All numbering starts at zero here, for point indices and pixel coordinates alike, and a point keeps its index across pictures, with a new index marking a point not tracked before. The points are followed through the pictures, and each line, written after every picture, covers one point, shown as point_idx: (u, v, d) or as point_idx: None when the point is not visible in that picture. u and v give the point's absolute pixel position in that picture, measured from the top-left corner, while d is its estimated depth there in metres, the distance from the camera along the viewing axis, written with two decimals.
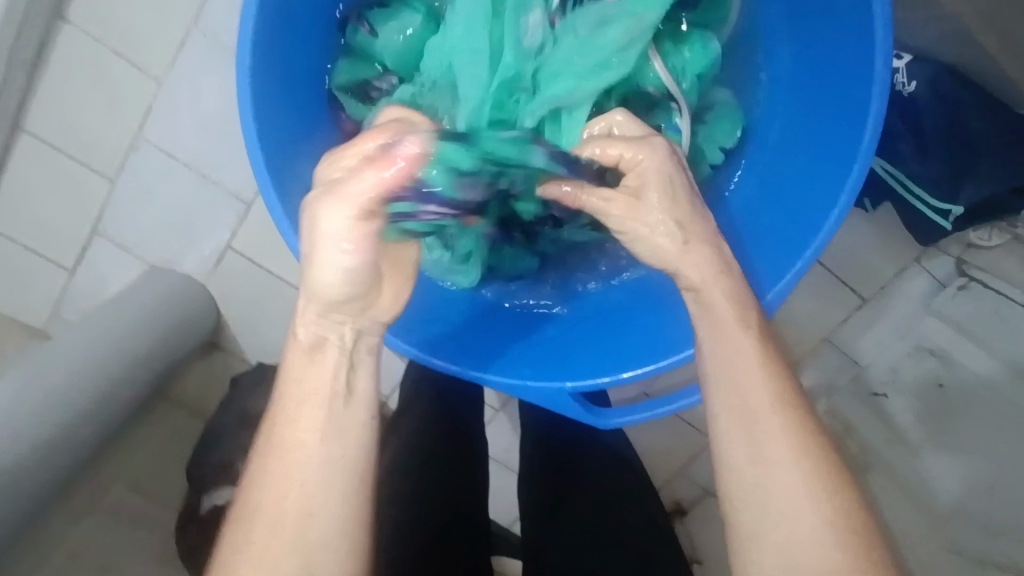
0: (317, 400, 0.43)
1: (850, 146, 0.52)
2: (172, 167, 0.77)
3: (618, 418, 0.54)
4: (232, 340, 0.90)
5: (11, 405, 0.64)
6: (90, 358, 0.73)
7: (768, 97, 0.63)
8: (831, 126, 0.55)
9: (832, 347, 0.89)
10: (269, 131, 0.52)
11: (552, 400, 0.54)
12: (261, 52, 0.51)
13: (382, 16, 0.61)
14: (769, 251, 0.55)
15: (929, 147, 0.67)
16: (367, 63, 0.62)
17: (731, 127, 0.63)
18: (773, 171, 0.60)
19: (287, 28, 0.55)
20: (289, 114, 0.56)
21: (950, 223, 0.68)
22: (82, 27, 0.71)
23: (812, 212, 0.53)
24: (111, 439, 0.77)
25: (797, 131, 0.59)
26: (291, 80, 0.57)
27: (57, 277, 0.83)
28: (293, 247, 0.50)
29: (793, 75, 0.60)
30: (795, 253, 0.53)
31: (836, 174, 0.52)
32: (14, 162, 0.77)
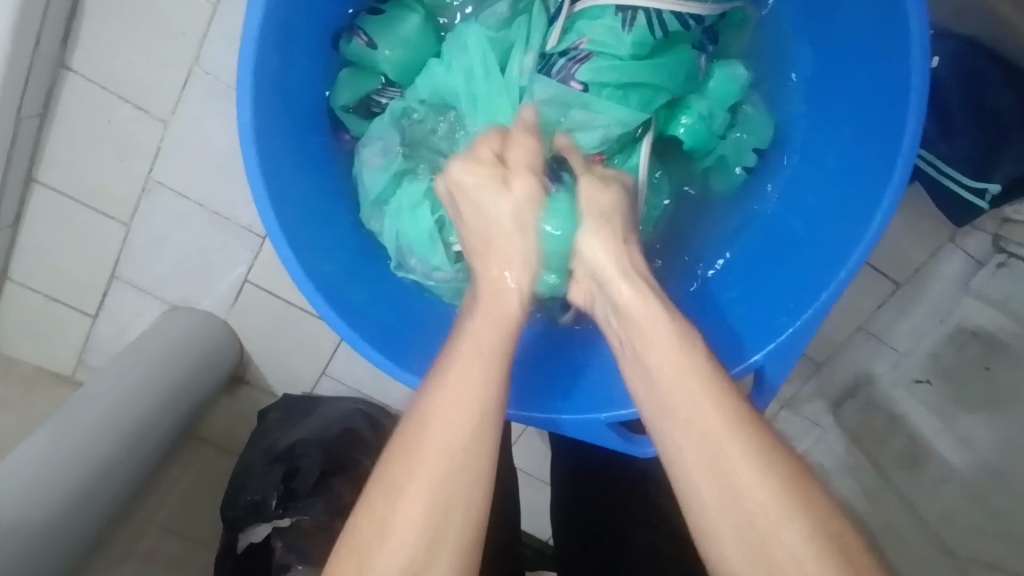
0: (463, 403, 0.42)
1: (886, 151, 0.50)
2: (184, 206, 0.77)
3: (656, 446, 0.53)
4: (256, 373, 0.90)
5: (45, 460, 0.64)
6: (117, 403, 0.73)
7: (795, 100, 0.62)
8: (858, 148, 0.53)
9: (869, 337, 0.88)
10: (275, 176, 0.51)
11: (587, 433, 0.54)
12: (263, 85, 0.49)
13: (380, 26, 0.59)
14: (808, 261, 0.54)
15: (955, 124, 0.65)
16: (367, 75, 0.61)
17: (762, 127, 0.62)
18: (805, 177, 0.59)
19: (290, 65, 0.54)
20: (292, 146, 0.55)
21: (987, 203, 0.64)
22: (86, 77, 0.71)
23: (834, 244, 0.52)
24: (144, 482, 0.77)
25: (827, 134, 0.57)
26: (295, 117, 0.57)
27: (80, 324, 0.84)
28: (304, 289, 0.50)
29: (821, 77, 0.59)
30: (817, 287, 0.51)
31: (873, 179, 0.50)
32: (30, 215, 0.78)
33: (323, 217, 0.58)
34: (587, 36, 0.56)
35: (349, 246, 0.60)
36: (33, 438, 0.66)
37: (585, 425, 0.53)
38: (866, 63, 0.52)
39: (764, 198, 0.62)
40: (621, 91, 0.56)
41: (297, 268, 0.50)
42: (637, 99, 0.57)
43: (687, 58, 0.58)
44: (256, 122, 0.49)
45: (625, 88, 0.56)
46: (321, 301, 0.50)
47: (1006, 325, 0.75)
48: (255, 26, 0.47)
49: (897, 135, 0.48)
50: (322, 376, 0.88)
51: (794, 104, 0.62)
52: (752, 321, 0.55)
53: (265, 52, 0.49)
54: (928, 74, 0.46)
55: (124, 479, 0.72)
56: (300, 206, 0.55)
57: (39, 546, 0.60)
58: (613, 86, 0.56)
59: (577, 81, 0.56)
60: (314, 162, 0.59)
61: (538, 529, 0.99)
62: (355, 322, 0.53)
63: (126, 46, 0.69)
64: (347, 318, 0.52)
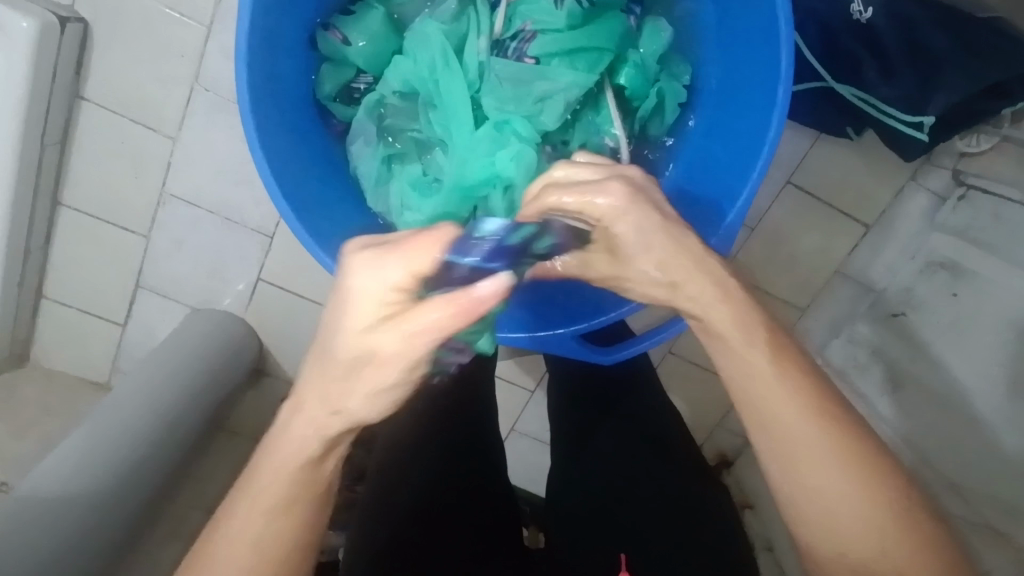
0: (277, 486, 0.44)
1: (769, 74, 0.55)
2: (197, 214, 0.84)
3: (619, 353, 0.57)
4: (276, 365, 0.96)
5: (85, 453, 0.71)
6: (148, 398, 0.80)
7: (702, 39, 0.67)
8: (752, 74, 0.58)
9: (846, 279, 0.94)
10: (275, 154, 0.56)
11: (558, 347, 0.57)
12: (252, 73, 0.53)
13: (351, 23, 0.66)
14: (719, 182, 0.59)
15: (893, 68, 0.70)
16: (343, 67, 0.67)
17: (681, 69, 0.69)
18: (717, 107, 0.64)
19: (274, 56, 0.58)
20: (285, 131, 0.59)
21: (925, 134, 0.70)
22: (98, 103, 0.78)
23: (750, 139, 0.56)
24: (178, 470, 0.84)
25: (729, 67, 0.62)
26: (284, 106, 0.61)
27: (111, 333, 0.91)
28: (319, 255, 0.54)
29: (715, 15, 0.64)
30: (746, 173, 0.55)
31: (764, 100, 0.55)
32: (58, 236, 0.85)
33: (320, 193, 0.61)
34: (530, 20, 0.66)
35: (349, 219, 0.63)
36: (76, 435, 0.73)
37: (556, 339, 0.57)
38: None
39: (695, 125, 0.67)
40: (570, 59, 0.66)
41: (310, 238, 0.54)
42: (584, 61, 0.66)
43: (615, 27, 0.67)
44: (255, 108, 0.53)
45: (572, 57, 0.66)
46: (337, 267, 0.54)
47: (969, 252, 0.79)
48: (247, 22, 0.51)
49: (775, 59, 0.53)
50: None
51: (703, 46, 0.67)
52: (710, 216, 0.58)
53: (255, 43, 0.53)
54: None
55: (161, 465, 0.78)
56: (298, 181, 0.59)
57: (83, 525, 0.67)
58: (563, 56, 0.65)
59: (529, 56, 0.66)
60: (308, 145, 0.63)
61: None
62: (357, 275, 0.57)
63: (131, 70, 0.76)
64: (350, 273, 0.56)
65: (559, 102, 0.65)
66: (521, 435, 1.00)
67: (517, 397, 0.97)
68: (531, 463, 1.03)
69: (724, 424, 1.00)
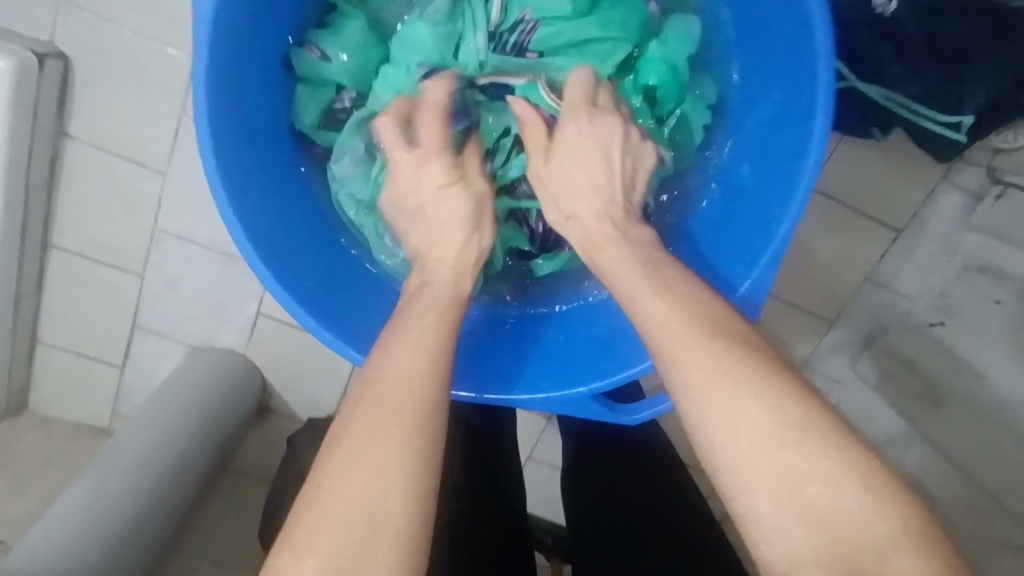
0: (412, 365, 0.43)
1: (805, 113, 0.52)
2: (191, 250, 0.81)
3: (637, 414, 0.54)
4: (280, 403, 0.93)
5: (87, 508, 0.68)
6: (150, 450, 0.76)
7: (730, 65, 0.64)
8: (788, 109, 0.55)
9: (876, 287, 0.88)
10: (248, 212, 0.53)
11: (574, 408, 0.55)
12: (219, 130, 0.51)
13: (328, 37, 0.62)
14: (752, 223, 0.57)
15: (918, 64, 0.64)
16: (321, 87, 0.64)
17: (702, 81, 0.65)
18: (747, 139, 0.61)
19: (241, 104, 0.55)
20: (262, 178, 0.58)
21: (963, 135, 0.65)
22: (84, 142, 0.75)
23: (781, 196, 0.54)
24: (185, 518, 0.79)
25: (762, 100, 0.60)
26: (260, 154, 0.58)
27: (110, 376, 0.88)
28: (304, 322, 0.54)
29: (749, 41, 0.60)
30: (772, 232, 0.53)
31: (800, 141, 0.52)
32: (50, 280, 0.82)
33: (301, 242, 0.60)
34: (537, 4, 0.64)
35: (333, 265, 0.62)
36: (76, 491, 0.70)
37: (570, 399, 0.54)
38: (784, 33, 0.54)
39: (721, 165, 0.64)
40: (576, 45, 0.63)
41: (289, 301, 0.53)
42: (594, 54, 0.64)
43: (631, 14, 0.64)
44: (222, 167, 0.51)
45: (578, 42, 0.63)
46: (325, 332, 0.54)
47: (1012, 254, 0.74)
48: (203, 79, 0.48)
49: (811, 99, 0.50)
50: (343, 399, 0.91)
51: (732, 71, 0.64)
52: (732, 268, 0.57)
53: (217, 96, 0.50)
54: (831, 36, 0.47)
55: (169, 514, 0.75)
56: (277, 236, 0.57)
57: None
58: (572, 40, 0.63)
59: (532, 51, 0.64)
60: (286, 195, 0.61)
61: None
62: (346, 335, 0.56)
63: (117, 106, 0.73)
64: (338, 334, 0.55)
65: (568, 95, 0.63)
66: (539, 464, 0.96)
67: (533, 426, 0.92)
68: (550, 492, 0.98)
69: None
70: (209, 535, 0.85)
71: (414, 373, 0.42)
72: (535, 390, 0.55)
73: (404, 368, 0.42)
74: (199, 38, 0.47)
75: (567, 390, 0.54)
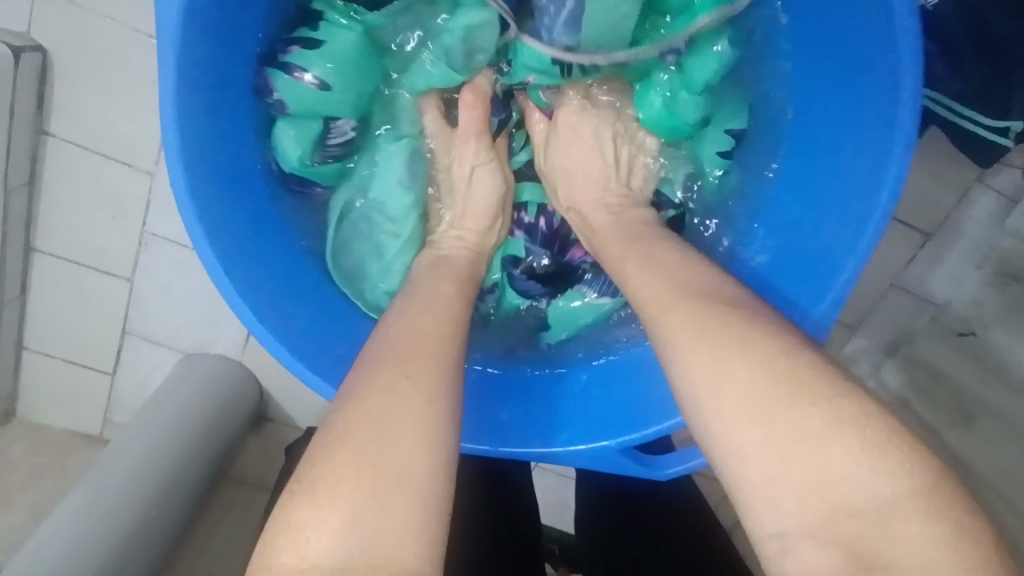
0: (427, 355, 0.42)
1: (875, 166, 0.49)
2: (182, 253, 0.77)
3: (671, 469, 0.50)
4: (279, 409, 0.90)
5: (77, 525, 0.64)
6: (144, 459, 0.73)
7: (777, 88, 0.60)
8: (851, 152, 0.52)
9: (902, 292, 0.83)
10: (223, 236, 0.50)
11: (602, 462, 0.52)
12: (189, 142, 0.47)
13: (312, 56, 0.56)
14: (794, 268, 0.55)
15: (964, 62, 0.60)
16: (308, 120, 0.59)
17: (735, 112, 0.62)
18: (792, 172, 0.59)
19: (215, 119, 0.52)
20: (235, 192, 0.54)
21: (1011, 140, 0.61)
22: (67, 140, 0.70)
23: (840, 231, 0.52)
24: (183, 532, 0.77)
25: (814, 133, 0.57)
26: (234, 164, 0.55)
27: (101, 383, 0.84)
28: (280, 354, 0.51)
29: (808, 68, 0.56)
30: (830, 267, 0.51)
31: (864, 195, 0.50)
32: (35, 284, 0.78)
33: (278, 261, 0.56)
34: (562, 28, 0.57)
35: (313, 289, 0.58)
36: (70, 504, 0.66)
37: (597, 454, 0.52)
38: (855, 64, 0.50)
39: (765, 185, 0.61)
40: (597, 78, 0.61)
41: (266, 334, 0.50)
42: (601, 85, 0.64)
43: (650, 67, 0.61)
44: (192, 191, 0.47)
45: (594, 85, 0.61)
46: (302, 367, 0.51)
47: None
48: (171, 101, 0.45)
49: (885, 154, 0.48)
50: None
51: (779, 94, 0.60)
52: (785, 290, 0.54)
53: (189, 114, 0.47)
54: (919, 83, 0.44)
55: (165, 530, 0.72)
56: (252, 255, 0.53)
57: None
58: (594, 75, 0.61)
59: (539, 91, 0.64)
60: (268, 218, 0.58)
61: None
62: (325, 369, 0.53)
63: (102, 104, 0.69)
64: (314, 367, 0.52)
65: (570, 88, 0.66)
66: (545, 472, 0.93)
67: None
68: (556, 500, 0.96)
69: None
70: (207, 547, 0.82)
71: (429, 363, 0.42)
72: (556, 443, 0.53)
73: (429, 343, 0.43)
74: (165, 55, 0.44)
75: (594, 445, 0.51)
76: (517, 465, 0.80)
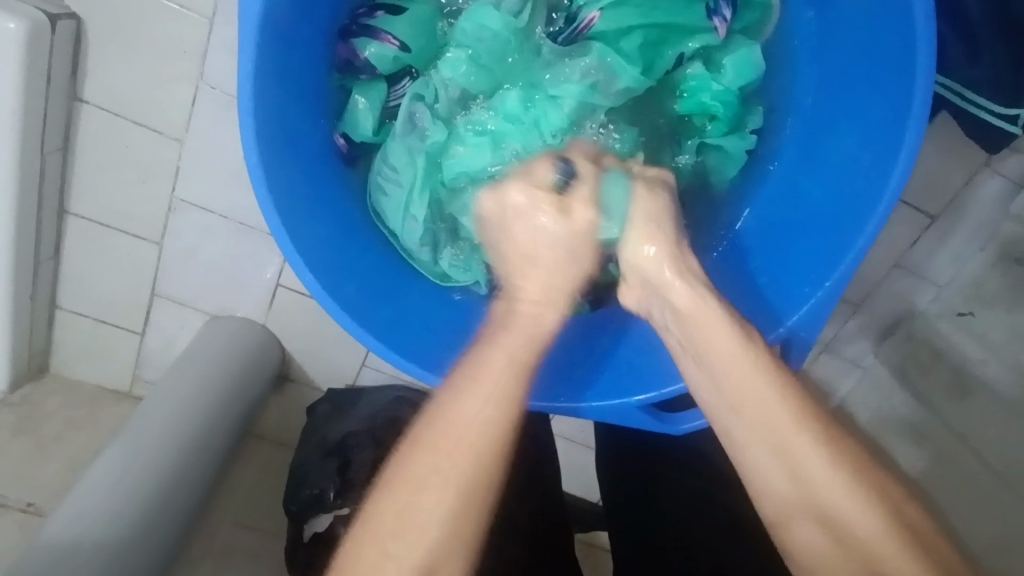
0: (496, 379, 0.47)
1: (885, 152, 0.51)
2: (211, 220, 0.79)
3: (689, 424, 0.55)
4: (301, 371, 0.93)
5: (120, 475, 0.68)
6: (175, 414, 0.77)
7: (792, 76, 0.63)
8: (858, 139, 0.54)
9: (907, 273, 0.86)
10: (277, 178, 0.49)
11: (621, 417, 0.55)
12: (265, 84, 0.47)
13: (399, 24, 0.59)
14: (793, 260, 0.56)
15: (982, 50, 0.61)
16: (370, 90, 0.61)
17: (753, 109, 0.64)
18: (800, 163, 0.60)
19: (284, 84, 0.51)
20: (293, 140, 0.53)
21: (1019, 127, 0.63)
22: (99, 106, 0.72)
23: (839, 223, 0.53)
24: (212, 484, 0.81)
25: (823, 119, 0.58)
26: (294, 109, 0.54)
27: (131, 342, 0.89)
28: (332, 308, 0.51)
29: (821, 54, 0.59)
30: (828, 266, 0.52)
31: (870, 179, 0.51)
32: (69, 246, 0.81)
33: (332, 220, 0.57)
34: (600, 9, 0.58)
35: (363, 250, 0.59)
36: (110, 456, 0.70)
37: (618, 410, 0.55)
38: (870, 63, 0.53)
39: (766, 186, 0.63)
40: (586, 66, 0.60)
41: (317, 286, 0.50)
42: (641, 35, 0.60)
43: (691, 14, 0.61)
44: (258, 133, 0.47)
45: (594, 91, 0.60)
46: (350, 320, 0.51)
47: None
48: (248, 74, 0.45)
49: (896, 139, 0.49)
50: (362, 368, 0.92)
51: (794, 79, 0.62)
52: (773, 298, 0.56)
53: (263, 91, 0.47)
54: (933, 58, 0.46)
55: (195, 479, 0.76)
56: (307, 210, 0.53)
57: (120, 554, 0.63)
58: (592, 80, 0.60)
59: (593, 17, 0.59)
60: (326, 178, 0.58)
61: (588, 490, 1.03)
62: (364, 318, 0.53)
63: (133, 72, 0.70)
64: (390, 343, 0.53)
65: (633, 37, 0.60)
66: (555, 437, 0.97)
67: None
68: (565, 463, 1.00)
69: None
70: (233, 497, 0.86)
71: (484, 419, 0.46)
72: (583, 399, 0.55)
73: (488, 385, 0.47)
74: None
75: (614, 402, 0.54)
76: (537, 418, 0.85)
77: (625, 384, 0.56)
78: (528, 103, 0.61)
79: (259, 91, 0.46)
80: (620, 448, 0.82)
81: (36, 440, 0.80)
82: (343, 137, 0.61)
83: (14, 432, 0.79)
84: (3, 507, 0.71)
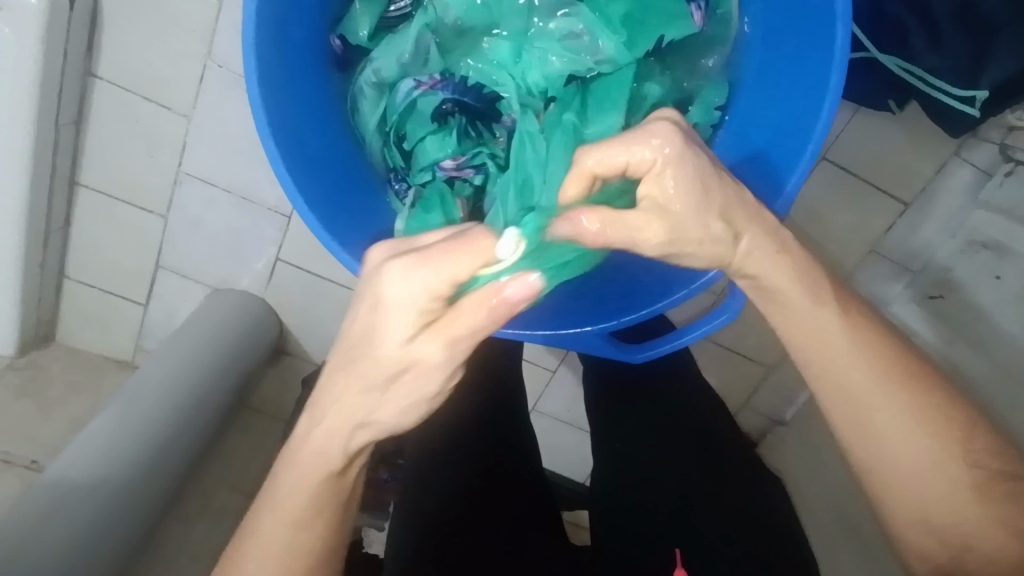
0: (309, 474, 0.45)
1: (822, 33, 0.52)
2: (212, 192, 0.83)
3: (644, 353, 0.58)
4: (296, 345, 0.97)
5: (120, 422, 0.72)
6: (174, 374, 0.80)
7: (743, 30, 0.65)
8: (800, 29, 0.56)
9: (882, 257, 0.89)
10: (277, 121, 0.53)
11: (589, 346, 0.57)
12: (264, 33, 0.51)
13: None
14: (776, 144, 0.56)
15: (944, 37, 0.65)
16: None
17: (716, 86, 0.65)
18: (762, 73, 0.61)
19: (286, 23, 0.56)
20: (292, 87, 0.57)
21: (977, 110, 0.66)
22: (111, 82, 0.76)
23: (808, 96, 0.54)
24: (205, 447, 0.83)
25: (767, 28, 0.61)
26: (292, 59, 0.57)
27: (132, 312, 0.92)
28: (323, 238, 0.52)
29: None
30: (803, 135, 0.53)
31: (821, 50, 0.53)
32: (77, 215, 0.85)
33: (324, 157, 0.59)
34: None
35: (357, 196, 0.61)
36: (108, 411, 0.73)
37: (587, 338, 0.57)
38: (806, 69, 0.54)
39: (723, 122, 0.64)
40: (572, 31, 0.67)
41: (311, 216, 0.52)
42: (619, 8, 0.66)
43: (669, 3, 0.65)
44: (259, 71, 0.50)
45: (577, 55, 0.67)
46: (340, 250, 0.52)
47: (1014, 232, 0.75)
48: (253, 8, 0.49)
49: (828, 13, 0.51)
50: None
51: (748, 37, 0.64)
52: (764, 176, 0.56)
53: (263, 36, 0.51)
54: None
55: (189, 437, 0.78)
56: (305, 152, 0.56)
57: (117, 503, 0.66)
58: (575, 43, 0.67)
59: None
60: (322, 123, 0.61)
61: (573, 470, 1.06)
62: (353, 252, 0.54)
63: (145, 49, 0.74)
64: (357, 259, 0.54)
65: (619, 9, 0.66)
66: (542, 415, 1.00)
67: (539, 376, 0.96)
68: (552, 442, 1.03)
69: (749, 404, 0.99)
70: (224, 465, 0.89)
71: (304, 500, 0.45)
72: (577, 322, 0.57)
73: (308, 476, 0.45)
74: None
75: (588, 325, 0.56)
76: (520, 390, 0.87)
77: (590, 315, 0.58)
78: (527, 80, 0.68)
79: (257, 33, 0.50)
80: (606, 406, 0.84)
81: (40, 401, 0.83)
82: (339, 38, 0.64)
83: (20, 392, 0.82)
84: (5, 462, 0.74)
